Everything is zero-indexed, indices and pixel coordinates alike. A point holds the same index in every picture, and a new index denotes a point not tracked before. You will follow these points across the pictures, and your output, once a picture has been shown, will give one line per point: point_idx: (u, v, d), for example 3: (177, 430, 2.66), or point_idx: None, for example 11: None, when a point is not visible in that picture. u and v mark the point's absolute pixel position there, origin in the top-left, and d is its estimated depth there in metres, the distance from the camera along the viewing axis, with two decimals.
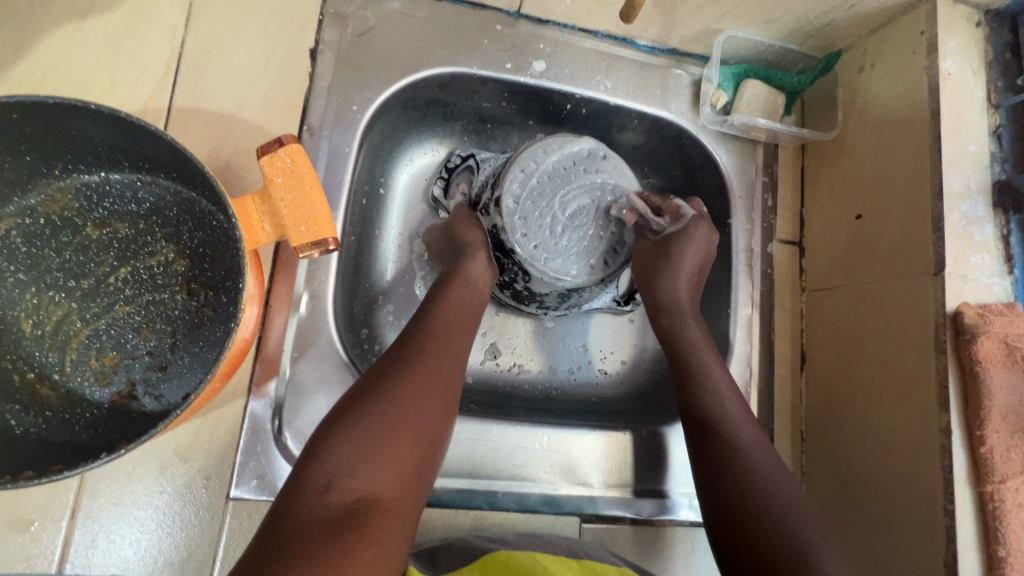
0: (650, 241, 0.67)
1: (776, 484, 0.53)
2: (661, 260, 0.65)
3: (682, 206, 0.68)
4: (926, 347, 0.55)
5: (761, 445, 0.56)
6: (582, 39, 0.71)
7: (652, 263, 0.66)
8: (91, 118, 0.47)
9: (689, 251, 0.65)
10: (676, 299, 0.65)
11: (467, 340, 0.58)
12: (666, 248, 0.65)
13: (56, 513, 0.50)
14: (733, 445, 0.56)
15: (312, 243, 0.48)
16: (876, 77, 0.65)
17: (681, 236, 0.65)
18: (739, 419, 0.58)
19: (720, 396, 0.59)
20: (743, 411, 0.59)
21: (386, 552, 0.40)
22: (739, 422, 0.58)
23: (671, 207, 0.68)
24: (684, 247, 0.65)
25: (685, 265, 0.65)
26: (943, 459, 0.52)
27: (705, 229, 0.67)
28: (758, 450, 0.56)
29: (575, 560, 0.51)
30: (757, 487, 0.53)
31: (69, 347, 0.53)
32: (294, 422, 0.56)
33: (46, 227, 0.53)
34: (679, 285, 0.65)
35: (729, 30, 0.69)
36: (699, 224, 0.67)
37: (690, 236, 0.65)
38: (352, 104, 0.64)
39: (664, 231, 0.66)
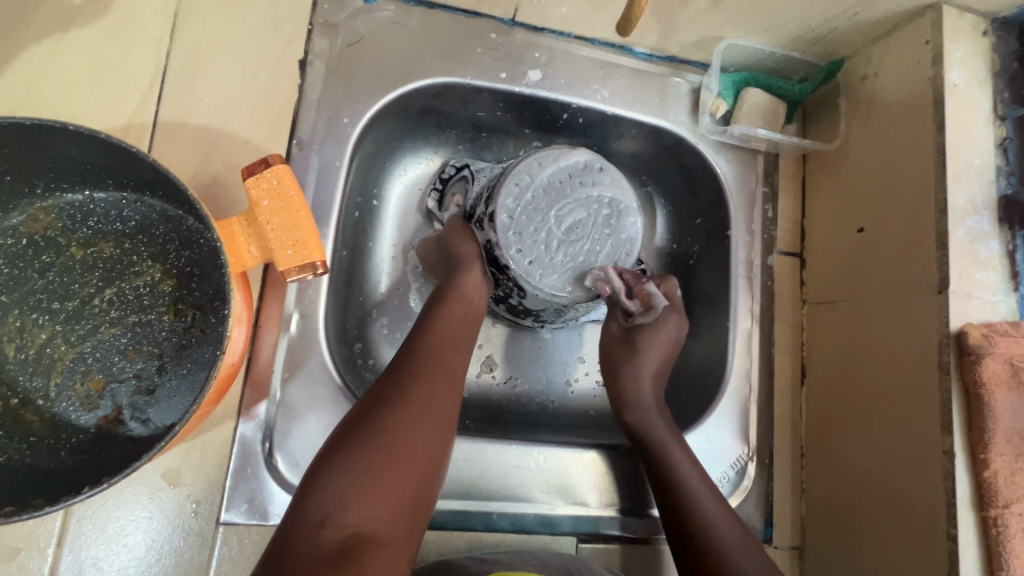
0: (621, 325, 0.68)
1: (740, 540, 0.55)
2: (627, 355, 0.66)
3: (650, 290, 0.66)
4: (928, 367, 0.54)
5: (712, 497, 0.58)
6: (578, 47, 0.70)
7: (615, 354, 0.67)
8: (71, 139, 0.45)
9: (654, 347, 0.65)
10: (637, 387, 0.64)
11: (464, 360, 0.56)
12: (632, 342, 0.66)
13: (42, 541, 0.49)
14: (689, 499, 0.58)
15: (300, 266, 0.47)
16: (880, 86, 0.64)
17: (648, 330, 0.65)
18: (686, 468, 0.60)
19: (668, 447, 0.61)
20: (695, 467, 0.60)
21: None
22: (683, 466, 0.60)
23: (644, 292, 0.66)
24: (650, 341, 0.65)
25: (653, 346, 0.65)
26: (946, 482, 0.51)
27: (675, 325, 0.66)
28: (711, 506, 0.58)
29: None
30: (717, 535, 0.56)
31: (53, 371, 0.52)
32: (284, 444, 0.55)
33: (29, 248, 0.52)
34: (642, 347, 0.65)
35: (729, 38, 0.67)
36: (670, 320, 0.66)
37: (658, 328, 0.66)
38: (343, 117, 0.62)
39: (634, 317, 0.67)
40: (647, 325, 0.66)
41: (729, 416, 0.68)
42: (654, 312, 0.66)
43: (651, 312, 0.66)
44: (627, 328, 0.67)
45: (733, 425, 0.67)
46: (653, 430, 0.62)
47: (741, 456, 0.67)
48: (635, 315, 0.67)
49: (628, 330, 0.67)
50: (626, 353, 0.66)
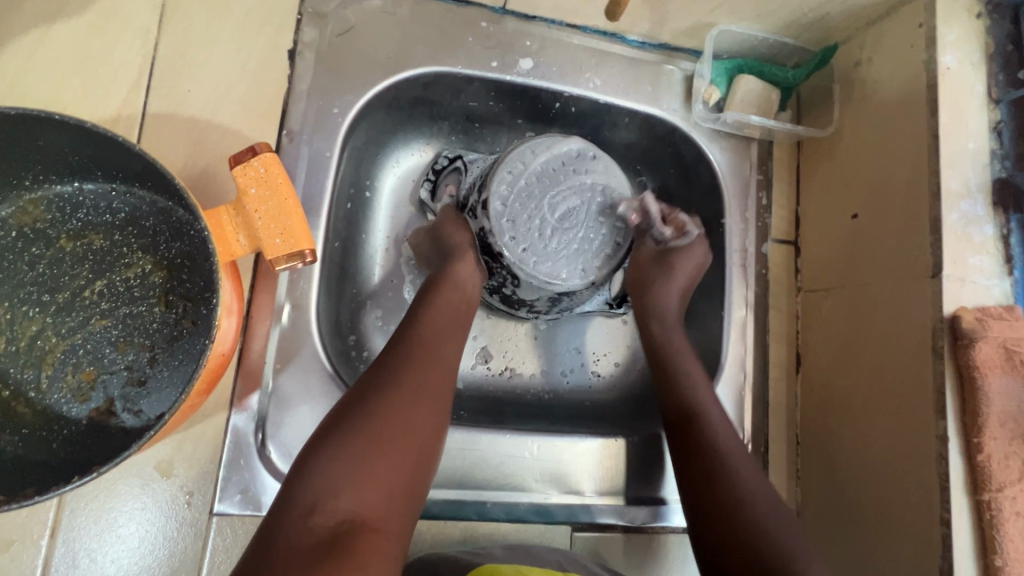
0: (653, 252, 0.68)
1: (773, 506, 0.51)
2: (660, 272, 0.67)
3: (681, 219, 0.68)
4: (922, 352, 0.54)
5: (753, 467, 0.53)
6: (570, 35, 0.69)
7: (650, 270, 0.68)
8: (58, 129, 0.45)
9: (688, 259, 0.68)
10: (664, 303, 0.66)
11: (457, 347, 0.56)
12: (665, 258, 0.67)
13: (35, 533, 0.50)
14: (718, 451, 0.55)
15: (288, 255, 0.46)
16: (875, 71, 0.63)
17: (684, 251, 0.67)
18: (722, 428, 0.56)
19: (704, 404, 0.58)
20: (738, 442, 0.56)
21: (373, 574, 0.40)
22: (719, 424, 0.57)
23: (678, 220, 0.68)
24: (685, 261, 0.67)
25: (683, 266, 0.67)
26: (940, 467, 0.51)
27: (698, 251, 0.68)
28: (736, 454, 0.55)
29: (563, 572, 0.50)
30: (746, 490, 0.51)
31: (44, 363, 0.52)
32: (277, 435, 0.55)
33: (18, 240, 0.52)
34: (676, 262, 0.67)
35: (721, 24, 0.67)
36: (694, 246, 0.68)
37: (687, 249, 0.68)
38: (333, 107, 0.62)
39: (665, 241, 0.68)
40: (681, 254, 0.67)
41: (723, 405, 0.67)
42: (686, 237, 0.68)
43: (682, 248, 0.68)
44: (659, 251, 0.68)
45: (728, 414, 0.67)
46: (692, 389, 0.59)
47: None
48: (665, 239, 0.68)
49: (660, 251, 0.68)
50: (659, 269, 0.67)
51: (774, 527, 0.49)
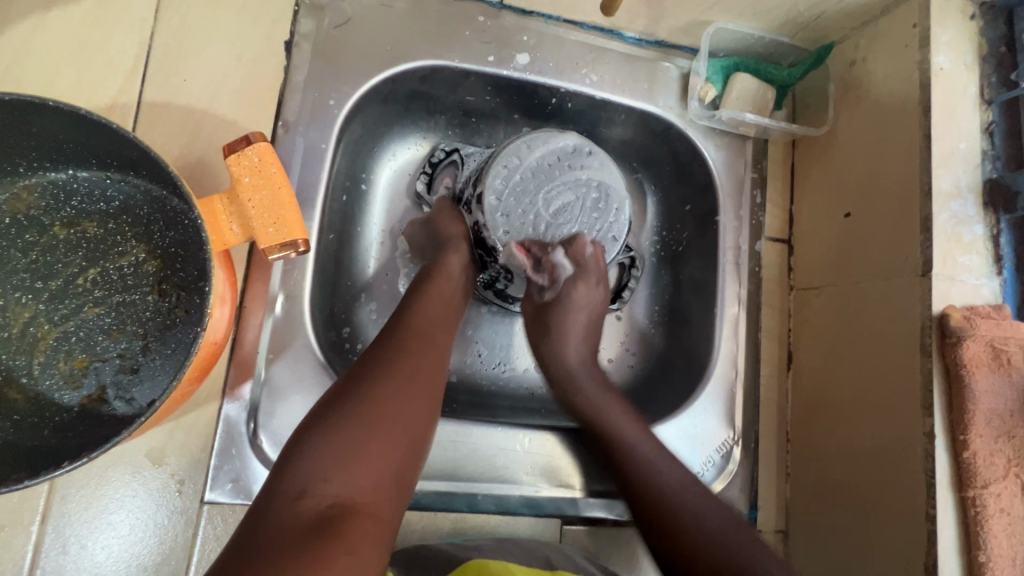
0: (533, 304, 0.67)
1: (696, 496, 0.55)
2: (542, 332, 0.65)
3: (559, 261, 0.62)
4: (911, 350, 0.54)
5: (680, 470, 0.57)
6: (567, 31, 0.69)
7: (534, 334, 0.67)
8: (53, 115, 0.45)
9: (577, 312, 0.65)
10: (567, 366, 0.64)
11: (447, 340, 0.56)
12: (543, 319, 0.66)
13: (26, 519, 0.50)
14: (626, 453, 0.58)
15: (282, 244, 0.46)
16: (869, 70, 0.63)
17: (558, 307, 0.64)
18: (625, 428, 0.59)
19: (608, 417, 0.60)
20: (653, 445, 0.59)
21: (361, 558, 0.39)
22: (642, 443, 0.59)
23: (550, 262, 0.62)
24: (563, 321, 0.64)
25: (580, 317, 0.65)
26: (926, 464, 0.52)
27: (585, 290, 0.64)
28: (665, 464, 0.57)
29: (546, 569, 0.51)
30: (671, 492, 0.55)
31: (37, 350, 0.52)
32: (269, 425, 0.55)
33: (12, 226, 0.52)
34: (566, 342, 0.64)
35: (718, 22, 0.67)
36: (578, 286, 0.63)
37: (563, 303, 0.64)
38: (329, 99, 0.62)
39: (548, 288, 0.65)
40: (559, 319, 0.64)
41: (715, 402, 0.68)
42: (555, 287, 0.64)
43: (575, 280, 0.63)
44: (539, 308, 0.66)
45: (719, 410, 0.68)
46: (636, 452, 0.58)
47: (727, 440, 0.67)
48: (545, 289, 0.65)
49: (539, 308, 0.66)
50: (541, 328, 0.66)
51: (693, 515, 0.53)
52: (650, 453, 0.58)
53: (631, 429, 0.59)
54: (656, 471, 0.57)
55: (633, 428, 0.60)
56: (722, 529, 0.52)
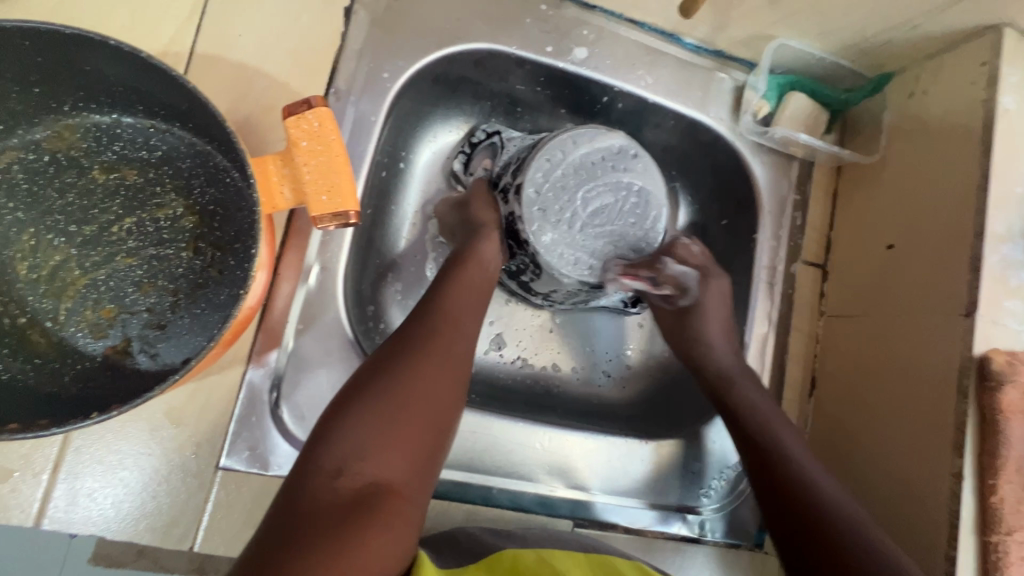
0: (668, 309, 0.68)
1: (789, 429, 0.58)
2: (686, 335, 0.66)
3: (678, 271, 0.65)
4: (947, 390, 0.54)
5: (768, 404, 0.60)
6: (627, 30, 0.68)
7: (674, 334, 0.68)
8: (110, 55, 0.44)
9: (712, 310, 0.66)
10: (714, 360, 0.64)
11: (477, 324, 0.55)
12: (684, 321, 0.66)
13: (38, 466, 0.48)
14: (743, 399, 0.60)
15: (334, 214, 0.45)
16: (928, 104, 0.63)
17: (699, 312, 0.66)
18: (741, 375, 0.63)
19: (713, 349, 0.65)
20: (760, 392, 0.61)
21: (395, 538, 0.39)
22: (745, 388, 0.62)
23: (668, 276, 0.65)
24: (712, 309, 0.66)
25: (713, 313, 0.66)
26: (952, 505, 0.51)
27: (716, 284, 0.67)
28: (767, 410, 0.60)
29: (583, 556, 0.51)
30: (772, 432, 0.57)
31: (64, 295, 0.50)
32: (292, 397, 0.54)
33: (50, 165, 0.51)
34: (713, 340, 0.65)
35: (782, 38, 0.66)
36: (709, 284, 0.67)
37: (704, 299, 0.66)
38: (383, 72, 0.61)
39: (676, 301, 0.67)
40: (700, 326, 0.66)
41: None
42: (688, 295, 0.66)
43: (704, 280, 0.66)
44: (676, 312, 0.67)
45: None
46: (785, 441, 0.56)
47: None
48: (679, 300, 0.67)
49: (678, 312, 0.67)
50: (684, 334, 0.66)
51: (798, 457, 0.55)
52: (804, 455, 0.55)
53: (784, 429, 0.57)
54: (760, 415, 0.59)
55: (726, 354, 0.65)
56: (834, 490, 0.52)
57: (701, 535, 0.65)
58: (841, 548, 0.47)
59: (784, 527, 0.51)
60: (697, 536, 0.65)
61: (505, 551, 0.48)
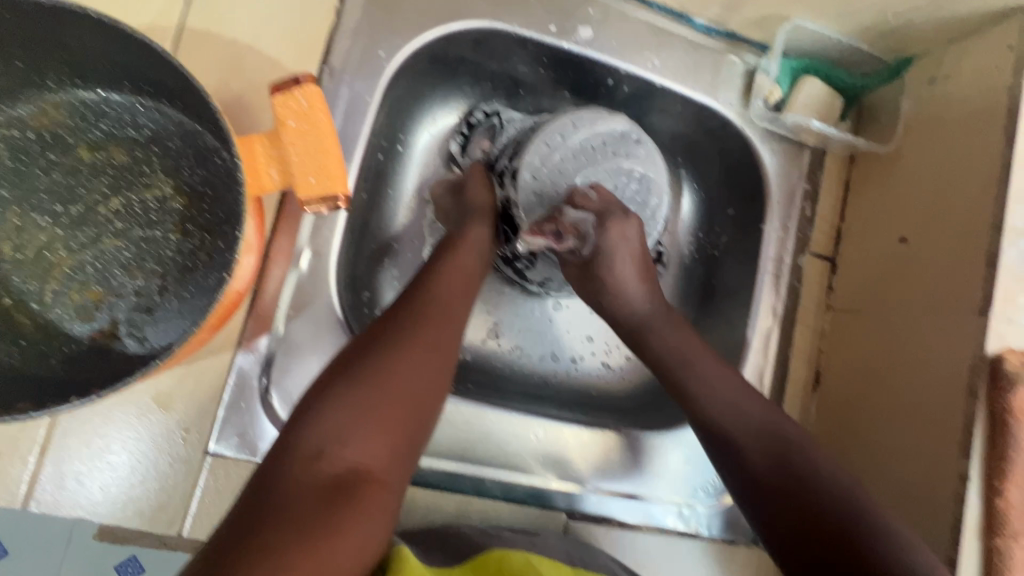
0: (575, 263, 0.61)
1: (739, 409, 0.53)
2: (593, 287, 0.60)
3: (575, 217, 0.57)
4: (956, 390, 0.52)
5: (737, 388, 0.54)
6: (635, 9, 0.65)
7: (583, 288, 0.61)
8: (91, 28, 0.42)
9: (620, 251, 0.58)
10: (631, 312, 0.59)
11: (467, 310, 0.53)
12: (591, 272, 0.60)
13: (24, 448, 0.48)
14: (702, 382, 0.54)
15: (322, 198, 0.43)
16: (950, 90, 0.60)
17: (603, 259, 0.58)
18: (670, 333, 0.58)
19: (651, 322, 0.59)
20: (713, 360, 0.56)
21: (372, 526, 0.39)
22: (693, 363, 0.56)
23: (566, 225, 0.57)
24: (622, 261, 0.58)
25: (624, 254, 0.58)
26: (956, 508, 0.50)
27: (618, 226, 0.57)
28: (709, 387, 0.54)
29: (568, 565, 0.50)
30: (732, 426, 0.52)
31: (50, 276, 0.49)
32: (282, 383, 0.53)
33: (35, 142, 0.49)
34: (624, 280, 0.59)
35: (796, 19, 0.63)
36: (609, 229, 0.57)
37: (614, 244, 0.58)
38: (379, 50, 0.59)
39: (581, 253, 0.60)
40: (606, 269, 0.59)
41: None
42: (589, 244, 0.58)
43: (602, 226, 0.57)
44: (581, 263, 0.60)
45: None
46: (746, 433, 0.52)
47: None
48: (580, 250, 0.59)
49: (584, 264, 0.60)
50: (592, 287, 0.60)
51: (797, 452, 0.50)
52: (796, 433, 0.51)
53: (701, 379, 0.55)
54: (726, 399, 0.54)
55: (637, 291, 0.59)
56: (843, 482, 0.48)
57: (697, 531, 0.64)
58: (857, 544, 0.44)
59: (796, 541, 0.47)
60: (693, 532, 0.64)
61: (489, 556, 0.47)
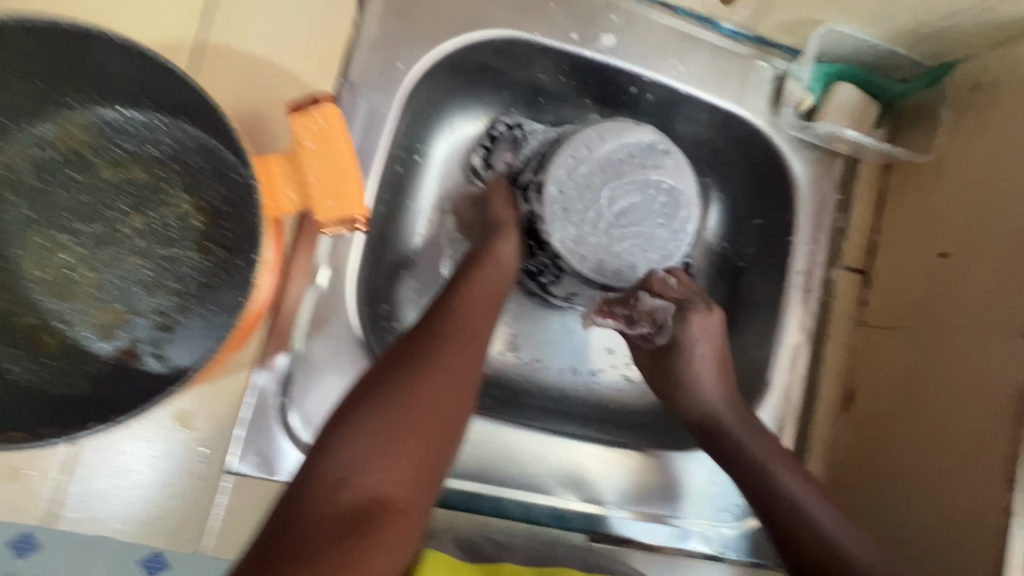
0: (648, 349, 0.62)
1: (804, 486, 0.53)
2: (669, 379, 0.61)
3: (653, 305, 0.60)
4: (1000, 416, 0.50)
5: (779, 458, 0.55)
6: (660, 15, 0.63)
7: (654, 377, 0.62)
8: (112, 49, 0.42)
9: (700, 348, 0.59)
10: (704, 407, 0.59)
11: (490, 328, 0.52)
12: (664, 364, 0.61)
13: (48, 466, 0.48)
14: (748, 453, 0.56)
15: (340, 219, 0.43)
16: (994, 98, 0.57)
17: (683, 354, 0.59)
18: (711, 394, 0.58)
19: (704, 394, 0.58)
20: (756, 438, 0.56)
21: (393, 557, 0.38)
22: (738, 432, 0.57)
23: (641, 313, 0.61)
24: (697, 345, 0.59)
25: (703, 355, 0.59)
26: (998, 540, 0.47)
27: (696, 320, 0.59)
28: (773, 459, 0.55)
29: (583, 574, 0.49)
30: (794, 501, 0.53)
31: (73, 295, 0.50)
32: (301, 401, 0.54)
33: (56, 161, 0.49)
34: (701, 387, 0.59)
35: (829, 24, 0.59)
36: (688, 320, 0.59)
37: (694, 334, 0.59)
38: (397, 62, 0.58)
39: (653, 339, 0.62)
40: (680, 364, 0.60)
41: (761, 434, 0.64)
42: (665, 330, 0.61)
43: (681, 316, 0.59)
44: (656, 354, 0.62)
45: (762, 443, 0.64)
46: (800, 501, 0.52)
47: None
48: (654, 337, 0.62)
49: (658, 354, 0.61)
50: (664, 376, 0.61)
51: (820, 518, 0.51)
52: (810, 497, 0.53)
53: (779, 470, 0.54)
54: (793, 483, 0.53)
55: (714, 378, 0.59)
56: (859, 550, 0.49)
57: (720, 553, 0.61)
58: None
59: None
60: (716, 554, 0.61)
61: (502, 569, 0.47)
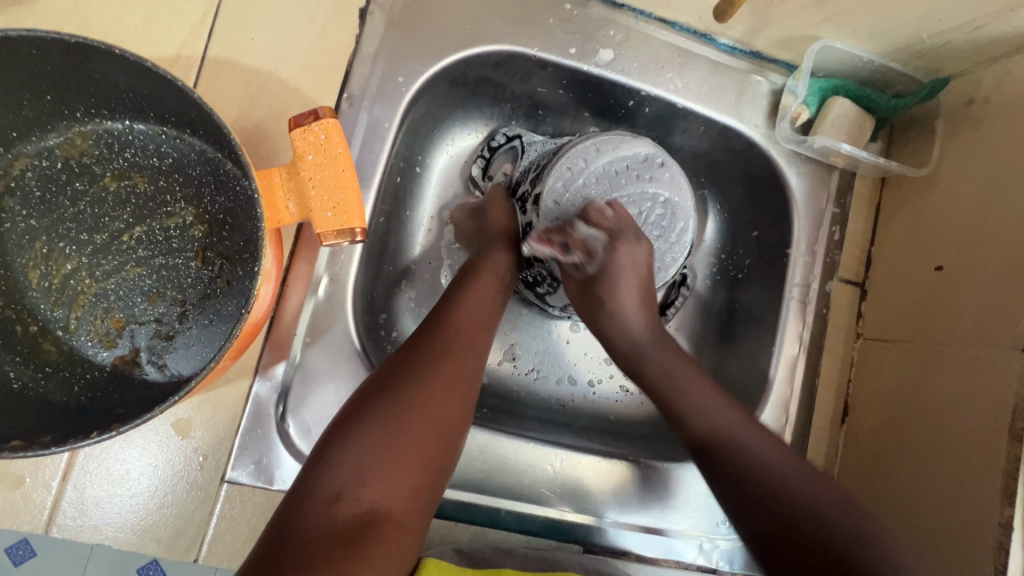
0: (577, 278, 0.60)
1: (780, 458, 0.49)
2: (596, 309, 0.58)
3: (586, 233, 0.56)
4: (998, 432, 0.50)
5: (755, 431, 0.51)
6: (658, 30, 0.64)
7: (582, 310, 0.59)
8: (117, 64, 0.43)
9: (625, 276, 0.57)
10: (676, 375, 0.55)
11: (488, 341, 0.53)
12: (590, 293, 0.58)
13: (46, 473, 0.49)
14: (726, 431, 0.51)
15: (338, 232, 0.43)
16: (989, 114, 0.57)
17: (607, 281, 0.57)
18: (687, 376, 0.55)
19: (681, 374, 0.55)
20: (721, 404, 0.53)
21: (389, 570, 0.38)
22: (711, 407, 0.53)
23: (575, 239, 0.57)
24: (621, 274, 0.57)
25: (626, 280, 0.57)
26: (998, 556, 0.47)
27: (625, 250, 0.56)
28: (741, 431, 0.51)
29: None
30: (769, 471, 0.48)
31: (75, 304, 0.50)
32: (298, 411, 0.53)
33: (62, 172, 0.50)
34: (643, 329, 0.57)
35: (825, 39, 0.61)
36: (618, 250, 0.56)
37: (613, 266, 0.56)
38: (398, 75, 0.59)
39: (586, 268, 0.58)
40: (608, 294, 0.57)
41: None
42: (595, 261, 0.57)
43: (613, 245, 0.56)
44: (585, 282, 0.59)
45: None
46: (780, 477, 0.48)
47: None
48: (587, 266, 0.58)
49: (585, 282, 0.59)
50: (590, 306, 0.59)
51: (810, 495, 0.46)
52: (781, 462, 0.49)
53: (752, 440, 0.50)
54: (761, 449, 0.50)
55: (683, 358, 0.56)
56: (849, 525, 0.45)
57: (718, 566, 0.62)
58: None
59: None
60: (714, 567, 0.62)
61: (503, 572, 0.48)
